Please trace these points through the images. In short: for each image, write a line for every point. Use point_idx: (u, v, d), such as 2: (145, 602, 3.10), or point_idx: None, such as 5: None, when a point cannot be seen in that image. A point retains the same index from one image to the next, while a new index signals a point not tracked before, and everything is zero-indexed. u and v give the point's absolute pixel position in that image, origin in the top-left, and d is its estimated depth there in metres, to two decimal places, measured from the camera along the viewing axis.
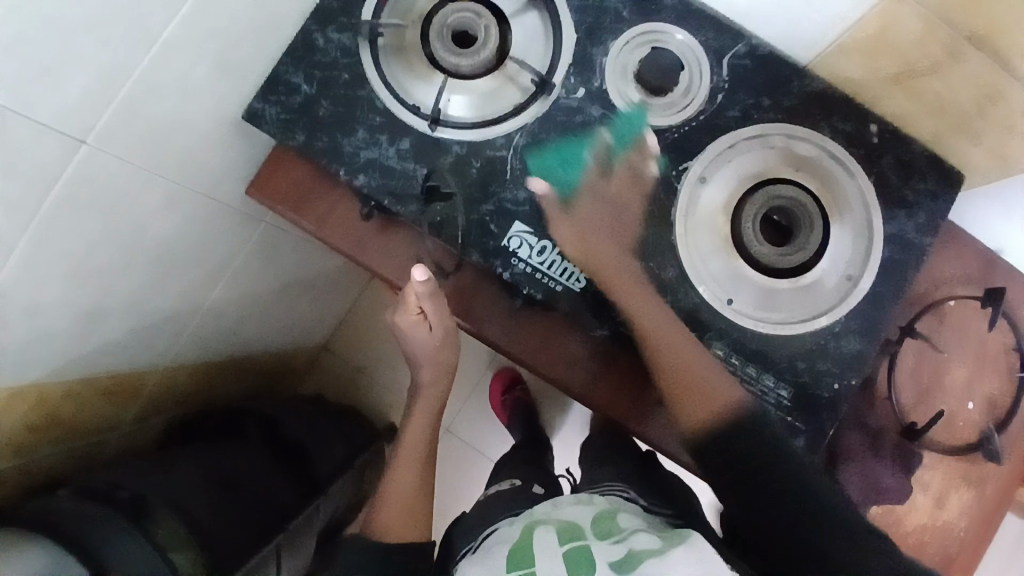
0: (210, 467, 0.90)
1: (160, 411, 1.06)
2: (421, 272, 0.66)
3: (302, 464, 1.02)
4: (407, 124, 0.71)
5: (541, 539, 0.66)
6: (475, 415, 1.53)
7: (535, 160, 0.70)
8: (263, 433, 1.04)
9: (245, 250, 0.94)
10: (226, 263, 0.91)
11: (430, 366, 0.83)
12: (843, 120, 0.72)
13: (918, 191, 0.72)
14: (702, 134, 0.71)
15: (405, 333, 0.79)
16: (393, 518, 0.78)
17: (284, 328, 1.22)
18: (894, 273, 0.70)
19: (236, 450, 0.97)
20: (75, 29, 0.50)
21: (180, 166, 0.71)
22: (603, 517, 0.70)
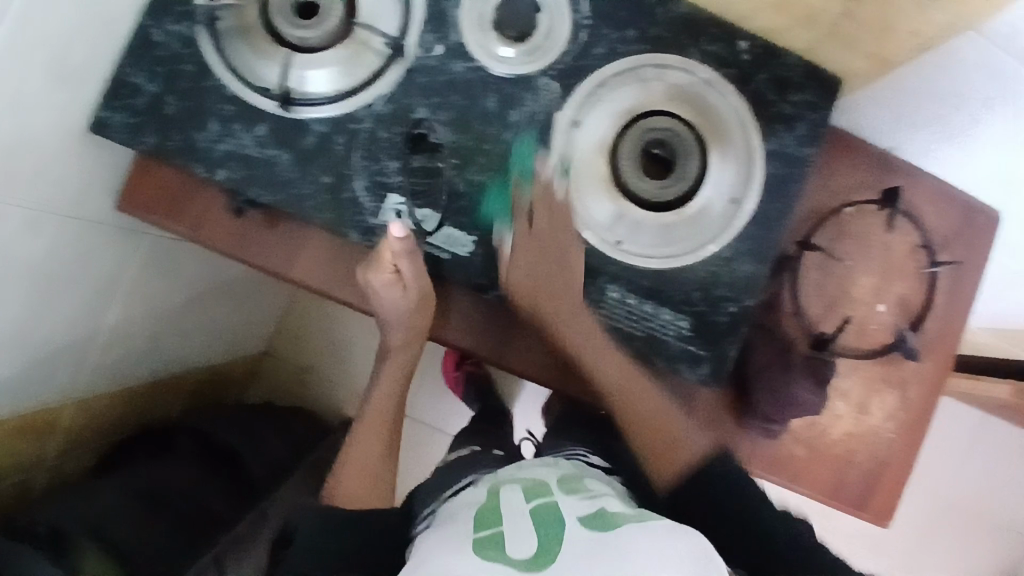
0: (140, 493, 0.93)
1: (92, 440, 1.07)
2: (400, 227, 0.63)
3: (237, 473, 1.06)
4: (260, 108, 0.67)
5: (506, 500, 0.61)
6: (431, 393, 1.54)
7: (401, 127, 0.67)
8: (201, 452, 1.06)
9: (135, 269, 0.91)
10: (117, 287, 0.89)
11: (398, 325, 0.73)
12: (712, 41, 0.69)
13: (796, 104, 0.70)
14: (569, 76, 0.68)
15: (376, 292, 0.69)
16: (355, 484, 0.77)
17: (211, 337, 1.20)
18: (780, 190, 0.70)
19: (170, 475, 0.99)
20: None
21: (31, 188, 0.67)
22: (570, 481, 0.66)
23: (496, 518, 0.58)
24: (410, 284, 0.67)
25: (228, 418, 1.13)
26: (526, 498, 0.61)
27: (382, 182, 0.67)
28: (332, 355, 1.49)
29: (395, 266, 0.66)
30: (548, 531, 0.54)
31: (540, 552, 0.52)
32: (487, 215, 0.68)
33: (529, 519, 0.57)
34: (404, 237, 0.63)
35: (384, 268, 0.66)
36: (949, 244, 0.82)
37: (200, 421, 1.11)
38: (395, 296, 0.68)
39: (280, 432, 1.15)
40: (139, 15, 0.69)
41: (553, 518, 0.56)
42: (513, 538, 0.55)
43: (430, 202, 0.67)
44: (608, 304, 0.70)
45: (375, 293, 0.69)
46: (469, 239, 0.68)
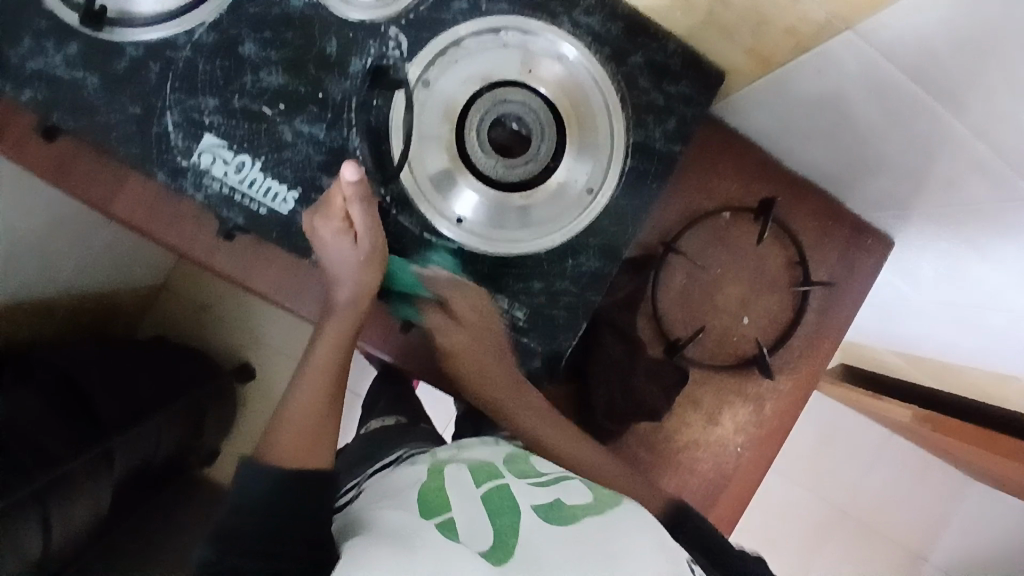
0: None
1: None
2: (352, 167, 0.55)
3: (88, 411, 0.97)
4: (71, 25, 0.59)
5: (454, 481, 0.62)
6: None
7: (224, 62, 0.60)
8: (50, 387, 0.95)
9: None
10: None
11: (349, 284, 0.63)
12: (587, 12, 0.63)
13: (671, 94, 0.65)
14: (425, 30, 0.62)
15: (324, 244, 0.61)
16: (294, 436, 0.61)
17: (81, 267, 1.10)
18: (640, 184, 0.66)
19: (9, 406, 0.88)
20: None
21: None
22: (517, 458, 0.68)
23: (445, 502, 0.59)
24: (360, 236, 0.60)
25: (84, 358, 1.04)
26: (476, 480, 0.62)
27: (195, 119, 0.60)
28: (236, 296, 1.42)
29: (345, 214, 0.60)
30: (502, 519, 0.57)
31: (500, 542, 0.54)
32: (314, 173, 0.62)
33: (481, 505, 0.59)
34: (357, 181, 0.56)
35: (335, 213, 0.59)
36: (826, 263, 0.79)
37: (51, 356, 1.00)
38: (341, 250, 0.61)
39: (146, 373, 1.11)
40: None
41: (506, 506, 0.59)
42: (468, 523, 0.56)
43: (250, 147, 0.61)
44: (441, 285, 0.65)
45: (320, 241, 0.61)
46: (291, 194, 0.62)
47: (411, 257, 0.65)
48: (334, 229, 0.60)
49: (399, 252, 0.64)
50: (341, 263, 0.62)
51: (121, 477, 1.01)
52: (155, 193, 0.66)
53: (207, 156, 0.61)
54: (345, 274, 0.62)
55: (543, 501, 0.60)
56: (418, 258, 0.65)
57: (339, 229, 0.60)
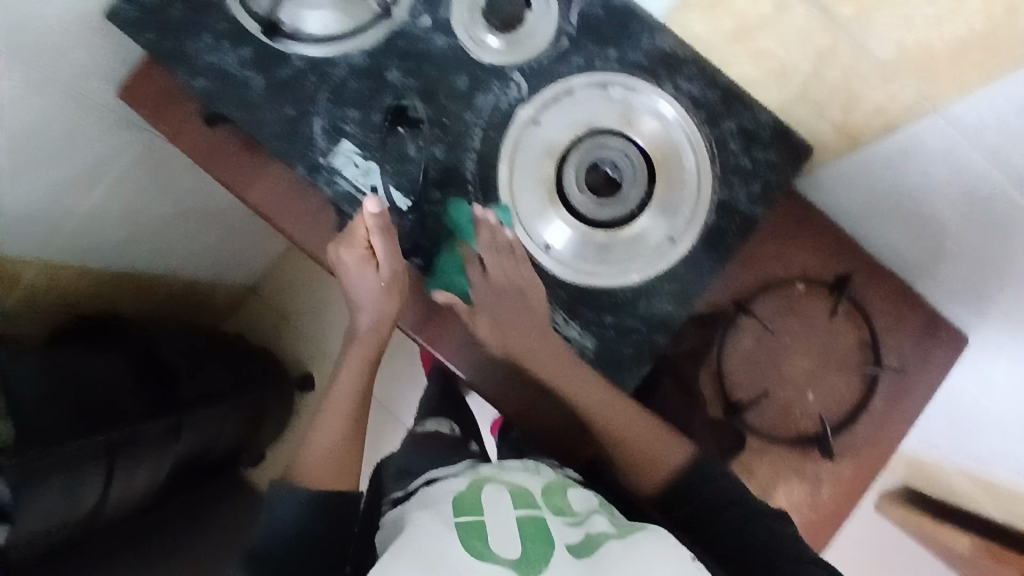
0: (73, 372, 0.91)
1: (42, 304, 1.03)
2: (372, 202, 0.63)
3: (169, 384, 1.05)
4: (251, 34, 0.71)
5: (491, 498, 0.58)
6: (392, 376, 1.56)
7: (369, 82, 0.70)
8: (139, 356, 1.04)
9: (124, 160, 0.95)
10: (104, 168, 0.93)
11: (372, 308, 0.68)
12: (689, 78, 0.70)
13: (759, 161, 0.70)
14: (542, 77, 0.70)
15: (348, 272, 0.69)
16: (319, 463, 0.65)
17: (191, 258, 1.23)
18: (720, 240, 0.69)
19: (103, 366, 0.96)
20: None
21: (33, 52, 0.71)
22: (554, 489, 0.63)
23: (479, 512, 0.55)
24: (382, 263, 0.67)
25: (180, 341, 1.15)
26: (512, 502, 0.57)
27: (338, 126, 0.70)
28: (312, 309, 1.52)
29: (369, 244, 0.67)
30: (534, 545, 0.53)
31: (528, 564, 0.50)
32: (428, 185, 0.70)
33: (514, 525, 0.54)
34: (377, 213, 0.64)
35: (358, 242, 0.67)
36: (899, 351, 0.78)
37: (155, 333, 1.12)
38: (366, 277, 0.68)
39: (221, 364, 1.19)
40: None
41: (540, 535, 0.54)
42: (497, 541, 0.53)
43: (377, 156, 0.70)
44: None
45: (346, 270, 0.69)
46: (406, 202, 0.70)
47: None
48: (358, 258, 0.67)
49: None
50: (364, 288, 0.68)
51: (182, 454, 1.06)
52: (288, 185, 0.76)
53: (341, 159, 0.70)
54: (368, 302, 0.68)
55: (579, 541, 0.55)
56: None
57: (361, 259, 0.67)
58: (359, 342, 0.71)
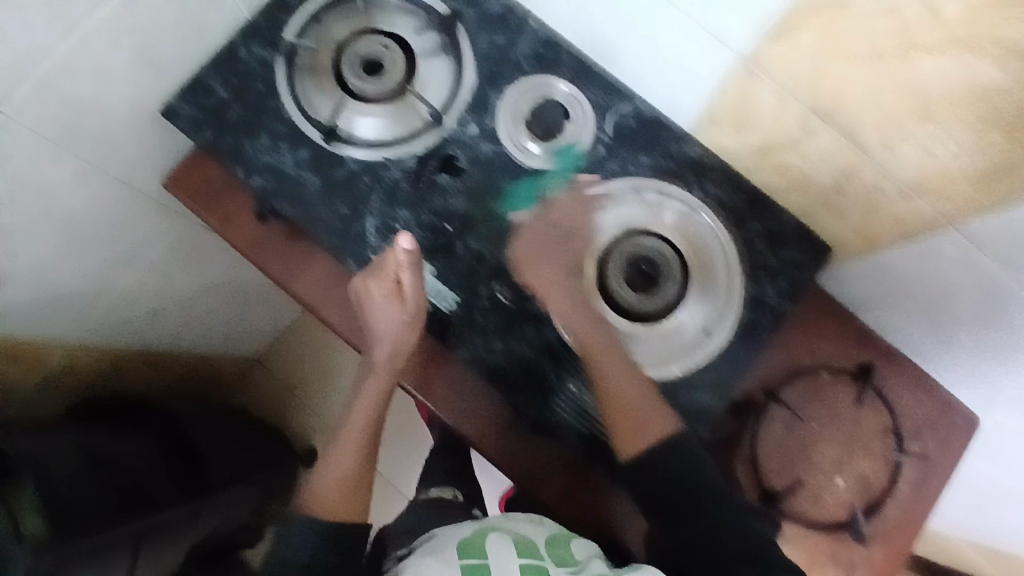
0: (101, 457, 0.89)
1: (66, 388, 1.01)
2: (407, 238, 0.67)
3: (194, 466, 1.03)
4: (307, 136, 0.74)
5: (495, 548, 0.61)
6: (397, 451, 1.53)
7: (420, 183, 0.74)
8: (163, 436, 1.03)
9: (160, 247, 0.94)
10: (140, 252, 0.92)
11: (389, 343, 0.69)
12: (717, 183, 0.76)
13: (784, 259, 0.75)
14: (582, 181, 0.75)
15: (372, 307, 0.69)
16: (332, 492, 0.67)
17: (209, 333, 1.24)
18: (753, 334, 0.73)
19: (131, 448, 0.95)
20: None
21: (91, 147, 0.73)
22: (557, 540, 0.65)
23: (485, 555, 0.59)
24: (408, 299, 0.68)
25: (200, 422, 1.13)
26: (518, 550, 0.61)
27: (390, 225, 0.73)
28: (319, 382, 1.51)
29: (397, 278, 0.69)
30: None
31: None
32: (474, 281, 0.73)
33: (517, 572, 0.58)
34: (410, 248, 0.67)
35: (387, 277, 0.68)
36: (919, 436, 0.82)
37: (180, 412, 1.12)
38: (391, 311, 0.68)
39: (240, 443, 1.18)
40: (230, 33, 0.76)
41: None
42: None
43: (428, 254, 0.73)
44: (565, 397, 0.71)
45: (371, 305, 0.69)
46: (454, 297, 0.73)
47: (544, 368, 0.72)
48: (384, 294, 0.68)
49: (533, 360, 0.72)
50: (384, 325, 0.69)
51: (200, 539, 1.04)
52: (338, 276, 0.79)
53: None
54: (386, 335, 0.69)
55: None
56: (549, 370, 0.72)
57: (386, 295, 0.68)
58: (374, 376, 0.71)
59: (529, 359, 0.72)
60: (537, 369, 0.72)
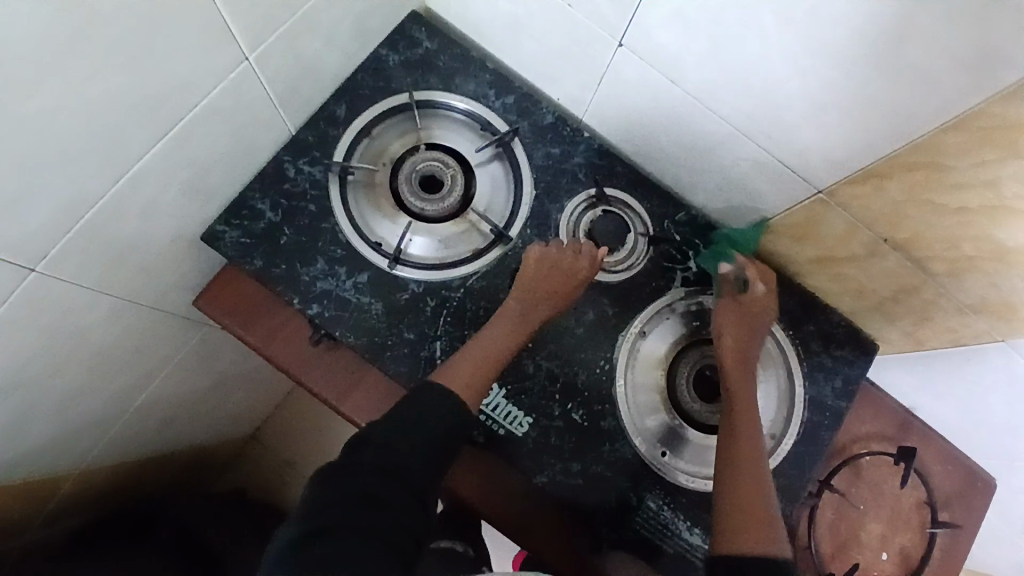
0: None
1: (73, 512, 0.93)
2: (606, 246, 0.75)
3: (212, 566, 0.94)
4: (367, 260, 0.72)
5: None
6: None
7: (488, 302, 0.73)
8: (168, 545, 0.94)
9: (181, 358, 0.86)
10: (161, 367, 0.83)
11: (544, 291, 0.70)
12: (771, 287, 0.80)
13: (837, 358, 0.79)
14: (645, 290, 0.75)
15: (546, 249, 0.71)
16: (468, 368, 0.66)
17: (224, 424, 1.15)
18: (814, 434, 0.76)
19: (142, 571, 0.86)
20: (47, 163, 0.47)
21: (132, 283, 0.66)
22: None
23: None
24: (580, 276, 0.71)
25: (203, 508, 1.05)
26: None
27: (459, 347, 0.72)
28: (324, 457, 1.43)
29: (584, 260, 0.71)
30: None
31: None
32: (549, 400, 0.71)
33: None
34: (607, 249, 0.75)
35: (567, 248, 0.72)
36: (950, 506, 0.86)
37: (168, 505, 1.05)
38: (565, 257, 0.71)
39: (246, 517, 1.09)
40: (278, 151, 0.73)
41: None
42: None
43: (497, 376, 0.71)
44: (646, 514, 0.70)
45: (542, 261, 0.71)
46: (527, 419, 0.71)
47: (624, 488, 0.71)
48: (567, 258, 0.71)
49: (611, 479, 0.71)
50: (551, 284, 0.70)
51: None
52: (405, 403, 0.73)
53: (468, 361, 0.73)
54: (547, 276, 0.70)
55: None
56: (630, 486, 0.71)
57: (562, 263, 0.70)
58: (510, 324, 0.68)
59: (608, 478, 0.71)
60: (615, 487, 0.71)
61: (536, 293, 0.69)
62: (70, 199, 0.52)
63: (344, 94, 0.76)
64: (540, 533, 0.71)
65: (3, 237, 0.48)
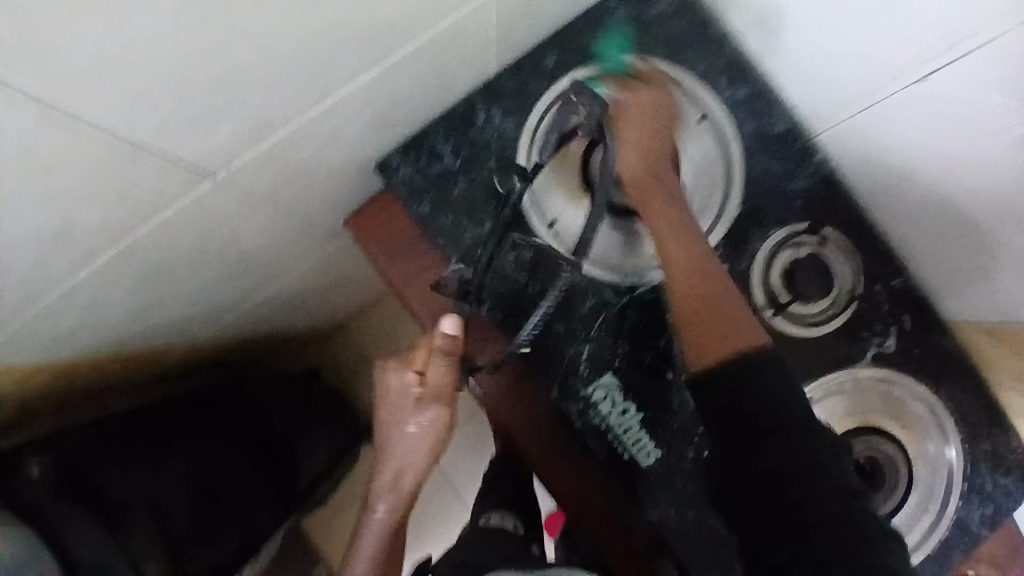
0: (196, 452, 0.77)
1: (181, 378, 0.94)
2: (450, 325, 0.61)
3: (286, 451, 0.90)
4: (540, 238, 0.66)
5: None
6: (462, 448, 1.29)
7: (652, 317, 0.66)
8: (251, 418, 0.89)
9: (311, 262, 0.83)
10: (289, 269, 0.80)
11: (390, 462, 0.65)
12: (964, 391, 0.68)
13: (1001, 487, 0.69)
14: (826, 354, 0.68)
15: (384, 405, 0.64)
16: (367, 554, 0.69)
17: (322, 318, 1.15)
18: (943, 557, 0.69)
19: (222, 443, 0.81)
20: (248, 80, 0.41)
21: (296, 197, 0.62)
22: None
23: None
24: (411, 398, 0.62)
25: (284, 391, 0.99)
26: None
27: (606, 357, 0.66)
28: None
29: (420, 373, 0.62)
30: None
31: None
32: (685, 441, 0.66)
33: None
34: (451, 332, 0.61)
35: (406, 397, 0.62)
36: None
37: (246, 385, 0.96)
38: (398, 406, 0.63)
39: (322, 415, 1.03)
40: (473, 89, 0.65)
41: None
42: None
43: (639, 399, 0.66)
44: None
45: (382, 389, 0.64)
46: (655, 453, 0.66)
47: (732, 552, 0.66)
48: (451, 363, 0.62)
49: (722, 539, 0.66)
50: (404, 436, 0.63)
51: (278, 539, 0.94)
52: (540, 399, 0.67)
53: (571, 373, 0.66)
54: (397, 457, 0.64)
55: None
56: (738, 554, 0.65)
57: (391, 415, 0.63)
58: (381, 507, 0.67)
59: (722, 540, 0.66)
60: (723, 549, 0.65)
61: (391, 443, 0.64)
62: (260, 116, 0.46)
63: (561, 39, 0.65)
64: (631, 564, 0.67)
65: (181, 148, 0.43)
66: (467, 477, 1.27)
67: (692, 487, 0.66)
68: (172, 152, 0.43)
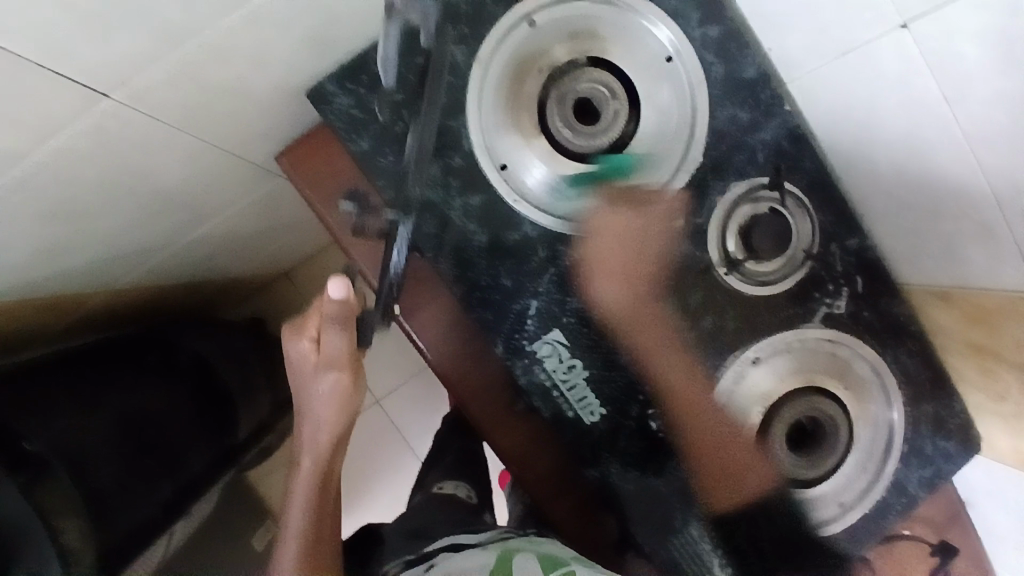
0: (121, 403, 0.72)
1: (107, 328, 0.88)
2: (337, 286, 0.53)
3: (220, 405, 0.87)
4: (488, 181, 0.62)
5: (521, 571, 0.53)
6: (413, 400, 1.28)
7: (604, 272, 0.63)
8: (183, 369, 0.85)
9: (244, 202, 0.77)
10: (220, 210, 0.74)
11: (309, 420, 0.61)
12: (909, 352, 0.68)
13: (938, 446, 0.70)
14: (780, 314, 0.65)
15: (291, 367, 0.61)
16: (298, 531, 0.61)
17: (266, 263, 1.09)
18: (881, 515, 0.70)
19: (146, 393, 0.76)
20: None
21: (219, 126, 0.56)
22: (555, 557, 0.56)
23: None
24: (319, 353, 0.58)
25: (218, 342, 0.95)
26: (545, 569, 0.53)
27: (555, 313, 0.63)
28: None
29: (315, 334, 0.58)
30: None
31: None
32: (630, 399, 0.65)
33: None
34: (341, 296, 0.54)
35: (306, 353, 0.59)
36: None
37: (185, 334, 0.92)
38: (302, 364, 0.59)
39: (262, 369, 1.00)
40: None
41: None
42: None
43: (586, 355, 0.64)
44: (684, 540, 0.66)
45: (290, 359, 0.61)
46: (600, 410, 0.64)
47: (671, 508, 0.66)
48: (340, 326, 0.56)
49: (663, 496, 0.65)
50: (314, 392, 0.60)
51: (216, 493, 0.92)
52: (483, 354, 0.64)
53: (517, 328, 0.63)
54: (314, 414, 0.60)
55: None
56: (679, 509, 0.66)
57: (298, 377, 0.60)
58: (307, 474, 0.62)
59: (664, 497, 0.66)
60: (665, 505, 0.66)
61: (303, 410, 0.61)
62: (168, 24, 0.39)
63: None
64: (573, 522, 0.67)
65: (74, 60, 0.37)
66: (418, 428, 1.27)
67: (636, 445, 0.65)
68: (63, 64, 0.37)
